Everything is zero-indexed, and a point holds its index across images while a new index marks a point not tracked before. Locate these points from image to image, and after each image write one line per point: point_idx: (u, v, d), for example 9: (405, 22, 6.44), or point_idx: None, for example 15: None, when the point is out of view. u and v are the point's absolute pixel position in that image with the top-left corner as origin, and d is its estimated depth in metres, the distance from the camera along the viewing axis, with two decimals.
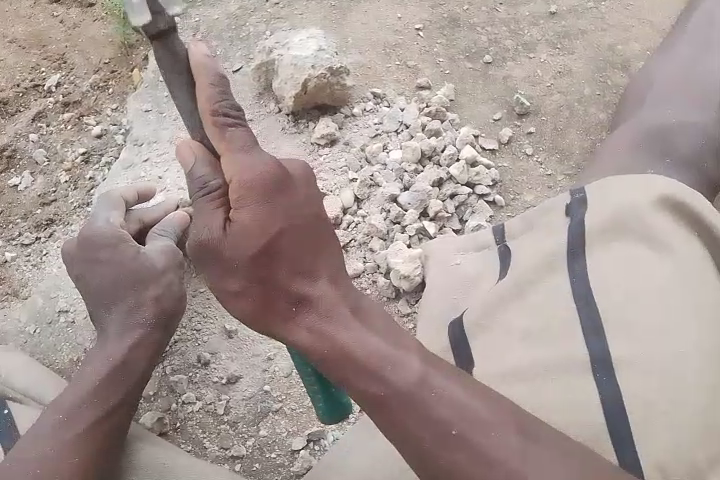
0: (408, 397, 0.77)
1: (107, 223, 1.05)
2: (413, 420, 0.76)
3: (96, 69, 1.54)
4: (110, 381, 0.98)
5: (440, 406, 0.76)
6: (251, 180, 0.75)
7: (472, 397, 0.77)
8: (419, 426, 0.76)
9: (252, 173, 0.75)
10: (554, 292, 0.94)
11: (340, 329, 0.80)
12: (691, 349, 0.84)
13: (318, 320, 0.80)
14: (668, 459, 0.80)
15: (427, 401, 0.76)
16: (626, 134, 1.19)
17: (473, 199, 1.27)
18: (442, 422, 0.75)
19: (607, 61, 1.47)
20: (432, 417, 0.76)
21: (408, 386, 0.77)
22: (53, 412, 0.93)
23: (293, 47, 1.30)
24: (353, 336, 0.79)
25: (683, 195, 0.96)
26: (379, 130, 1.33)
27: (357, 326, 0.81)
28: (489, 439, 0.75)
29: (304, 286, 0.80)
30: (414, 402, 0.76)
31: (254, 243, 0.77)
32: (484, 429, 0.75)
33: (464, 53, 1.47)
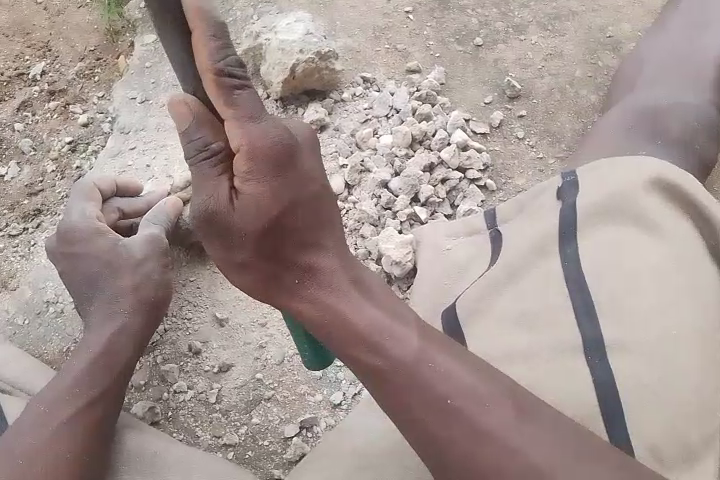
0: (403, 368, 0.75)
1: (84, 216, 1.06)
2: (410, 396, 0.75)
3: (82, 57, 1.52)
4: (97, 371, 0.97)
5: (436, 381, 0.74)
6: (257, 150, 0.67)
7: (468, 371, 0.76)
8: (418, 402, 0.74)
9: (259, 143, 0.67)
10: (547, 274, 0.94)
11: (343, 303, 0.78)
12: (683, 332, 0.85)
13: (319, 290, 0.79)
14: (661, 441, 0.80)
15: (425, 378, 0.75)
16: (618, 115, 1.18)
17: (464, 184, 1.25)
18: (434, 397, 0.74)
19: (599, 43, 1.46)
20: (429, 388, 0.74)
21: (406, 360, 0.76)
22: (37, 404, 0.92)
23: (280, 31, 1.29)
24: (354, 308, 0.78)
25: (675, 174, 0.95)
26: (368, 115, 1.31)
27: (357, 299, 0.79)
28: (483, 415, 0.73)
29: (308, 258, 0.78)
30: (412, 374, 0.75)
31: (263, 217, 0.72)
32: (480, 403, 0.74)
33: (455, 36, 1.45)
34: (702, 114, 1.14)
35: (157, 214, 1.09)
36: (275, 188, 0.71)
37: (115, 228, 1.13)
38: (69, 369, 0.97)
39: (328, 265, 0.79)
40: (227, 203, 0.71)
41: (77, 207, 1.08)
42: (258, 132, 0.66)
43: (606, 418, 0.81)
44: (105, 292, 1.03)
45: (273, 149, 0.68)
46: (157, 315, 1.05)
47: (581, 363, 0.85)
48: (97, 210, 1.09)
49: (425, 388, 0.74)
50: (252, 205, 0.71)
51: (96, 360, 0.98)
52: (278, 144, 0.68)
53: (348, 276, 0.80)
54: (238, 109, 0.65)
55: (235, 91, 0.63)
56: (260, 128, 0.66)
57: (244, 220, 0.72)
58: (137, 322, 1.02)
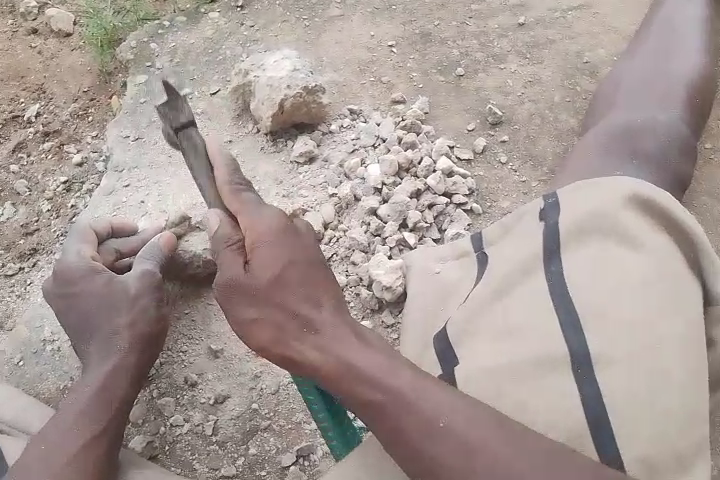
0: (395, 398, 0.80)
1: (78, 255, 1.09)
2: (404, 423, 0.79)
3: (75, 98, 1.56)
4: (94, 410, 0.98)
5: (425, 406, 0.79)
6: (262, 230, 0.84)
7: (458, 397, 0.80)
8: (410, 427, 0.79)
9: (262, 222, 0.85)
10: (534, 294, 0.95)
11: (338, 346, 0.84)
12: (668, 345, 0.87)
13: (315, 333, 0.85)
14: (652, 456, 0.82)
15: (415, 406, 0.79)
16: (596, 137, 1.21)
17: (451, 209, 1.28)
18: (427, 420, 0.78)
19: (576, 68, 1.50)
20: (421, 411, 0.79)
21: (401, 390, 0.81)
22: (35, 444, 0.93)
23: (268, 68, 1.33)
24: (349, 348, 0.84)
25: (653, 192, 0.98)
26: (356, 145, 1.35)
27: (353, 342, 0.85)
28: (477, 433, 0.77)
29: (308, 310, 0.86)
30: (403, 404, 0.80)
31: (271, 272, 0.84)
32: (468, 424, 0.78)
33: (437, 67, 1.50)
34: (677, 133, 1.18)
35: (148, 251, 1.11)
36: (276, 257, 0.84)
37: (111, 268, 1.15)
38: (65, 410, 0.98)
39: (325, 318, 0.86)
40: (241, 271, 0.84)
41: (73, 248, 1.11)
42: (260, 217, 0.85)
43: (594, 433, 0.83)
44: (101, 329, 1.05)
45: (275, 227, 0.85)
46: (152, 350, 1.07)
47: (570, 379, 0.86)
48: (93, 251, 1.12)
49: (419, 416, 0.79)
50: (262, 267, 0.84)
51: (92, 399, 0.99)
52: (274, 224, 0.85)
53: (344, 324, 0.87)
54: (245, 201, 0.86)
55: (240, 192, 0.87)
56: (263, 214, 0.86)
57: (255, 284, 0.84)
58: (133, 357, 1.04)
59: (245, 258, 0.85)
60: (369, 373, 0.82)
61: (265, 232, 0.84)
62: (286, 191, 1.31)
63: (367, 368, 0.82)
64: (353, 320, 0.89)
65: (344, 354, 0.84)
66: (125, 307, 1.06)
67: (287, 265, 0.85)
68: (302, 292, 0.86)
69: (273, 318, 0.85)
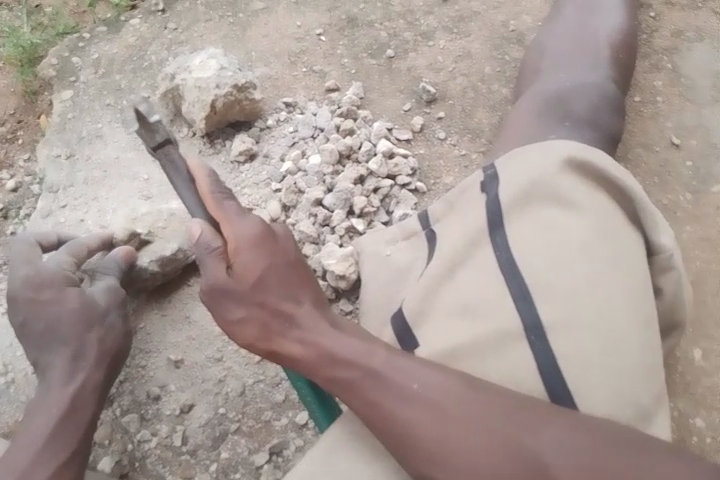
0: (377, 379, 0.84)
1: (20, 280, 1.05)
2: (381, 400, 0.82)
3: (2, 121, 1.51)
4: (56, 433, 0.95)
5: (404, 384, 0.82)
6: (243, 237, 0.90)
7: (433, 370, 0.83)
8: (386, 402, 0.82)
9: (243, 230, 0.90)
10: (481, 266, 0.95)
11: (320, 335, 0.88)
12: (613, 301, 0.89)
13: (297, 328, 0.89)
14: (609, 408, 0.85)
15: (393, 383, 0.83)
16: (530, 102, 1.22)
17: (396, 190, 1.28)
18: (407, 396, 0.82)
19: (504, 38, 1.52)
20: (402, 395, 0.82)
21: (376, 369, 0.84)
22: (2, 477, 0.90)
23: (194, 69, 1.30)
24: (327, 334, 0.88)
25: (586, 151, 0.99)
26: (295, 138, 1.33)
27: (330, 330, 0.89)
28: (451, 403, 0.80)
29: (290, 306, 0.90)
30: (382, 385, 0.83)
31: (254, 276, 0.90)
32: (442, 395, 0.81)
33: (367, 50, 1.49)
34: (604, 91, 1.20)
35: (109, 264, 1.10)
36: (258, 259, 0.90)
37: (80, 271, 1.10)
38: (25, 432, 0.95)
39: (307, 312, 0.90)
40: (225, 277, 0.90)
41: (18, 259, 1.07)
42: (242, 226, 0.91)
43: (552, 396, 0.86)
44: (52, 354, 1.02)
45: (254, 236, 0.90)
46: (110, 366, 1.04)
47: (523, 344, 0.88)
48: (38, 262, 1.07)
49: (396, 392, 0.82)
50: (243, 274, 0.90)
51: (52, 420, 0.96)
52: (256, 230, 0.91)
53: (323, 316, 0.90)
54: (228, 213, 0.91)
55: (222, 201, 0.91)
56: (243, 223, 0.91)
57: (239, 289, 0.89)
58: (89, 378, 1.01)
59: (228, 265, 0.90)
60: (349, 358, 0.85)
61: (245, 236, 0.90)
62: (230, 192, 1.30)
63: (347, 353, 0.86)
64: (330, 312, 0.92)
65: (323, 344, 0.87)
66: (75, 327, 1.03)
67: (269, 268, 0.90)
68: (285, 293, 0.91)
69: (260, 316, 0.89)
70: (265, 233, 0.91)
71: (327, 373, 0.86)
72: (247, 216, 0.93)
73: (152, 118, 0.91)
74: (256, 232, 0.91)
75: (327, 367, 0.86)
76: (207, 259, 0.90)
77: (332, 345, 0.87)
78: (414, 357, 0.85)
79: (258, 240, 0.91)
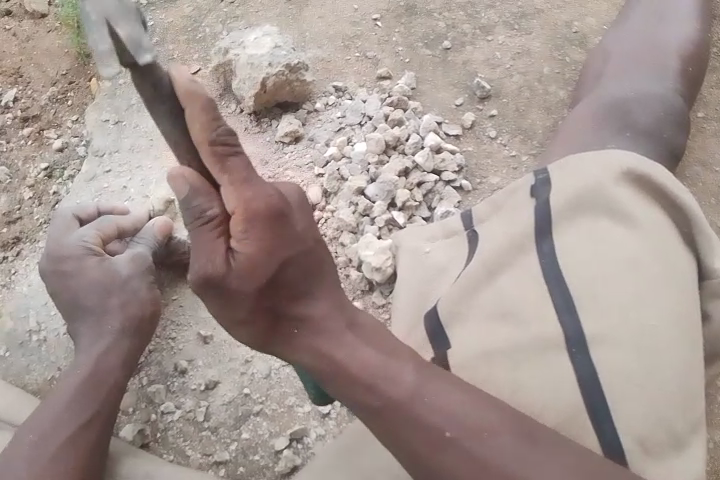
0: (402, 406, 0.72)
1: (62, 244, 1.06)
2: (404, 426, 0.72)
3: (54, 81, 1.52)
4: (82, 395, 0.95)
5: (432, 413, 0.72)
6: (250, 211, 0.65)
7: (473, 407, 0.73)
8: (408, 429, 0.72)
9: (253, 201, 0.65)
10: (526, 273, 0.93)
11: (335, 341, 0.76)
12: (660, 321, 0.86)
13: (310, 333, 0.75)
14: (648, 433, 0.81)
15: (419, 411, 0.72)
16: (587, 109, 1.19)
17: (440, 186, 1.26)
18: (435, 427, 0.71)
19: (565, 39, 1.47)
20: (426, 424, 0.71)
21: (405, 398, 0.72)
22: (26, 434, 0.90)
23: (248, 46, 1.30)
24: (347, 346, 0.75)
25: (644, 164, 0.97)
26: (342, 124, 1.32)
27: (351, 339, 0.76)
28: (486, 442, 0.70)
29: (304, 305, 0.75)
30: (407, 414, 0.72)
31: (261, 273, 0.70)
32: (478, 431, 0.71)
33: (423, 40, 1.46)
34: (668, 104, 1.16)
35: (145, 235, 1.12)
36: (270, 246, 0.68)
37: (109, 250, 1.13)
38: (55, 395, 0.95)
39: (322, 310, 0.76)
40: (223, 263, 0.69)
41: (57, 236, 1.08)
42: (249, 194, 0.65)
43: (590, 414, 0.82)
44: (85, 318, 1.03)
45: (268, 212, 0.66)
46: (142, 335, 1.04)
47: (564, 356, 0.85)
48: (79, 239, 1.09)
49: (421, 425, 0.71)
50: (249, 264, 0.69)
51: (84, 384, 0.96)
52: (270, 204, 0.66)
53: (340, 315, 0.77)
54: (233, 175, 0.64)
55: (225, 157, 0.63)
56: (253, 192, 0.65)
57: (242, 284, 0.70)
58: (119, 345, 1.01)
59: (229, 244, 0.70)
60: (368, 373, 0.74)
61: (253, 213, 0.66)
62: (272, 172, 1.29)
63: (368, 372, 0.74)
64: (349, 306, 0.79)
65: (339, 356, 0.75)
66: (110, 294, 1.03)
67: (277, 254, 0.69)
68: (297, 290, 0.74)
69: (267, 317, 0.74)
70: (280, 210, 0.67)
71: (345, 390, 0.74)
72: (258, 180, 0.67)
73: (141, 61, 0.61)
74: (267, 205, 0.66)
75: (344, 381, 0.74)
76: (201, 231, 0.68)
77: (349, 355, 0.75)
78: (447, 381, 0.75)
79: (269, 220, 0.67)
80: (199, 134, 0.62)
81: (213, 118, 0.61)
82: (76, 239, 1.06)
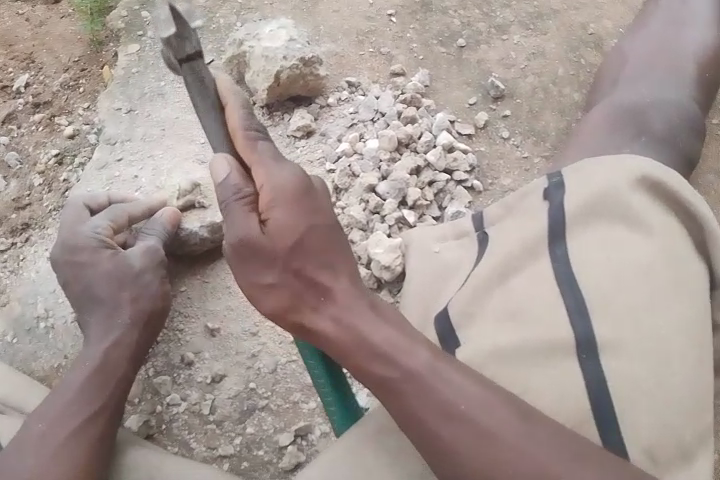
0: (417, 381, 0.76)
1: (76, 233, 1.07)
2: (417, 402, 0.75)
3: (66, 68, 1.52)
4: (88, 386, 0.95)
5: (444, 388, 0.76)
6: (279, 187, 0.77)
7: (481, 387, 0.76)
8: (421, 404, 0.75)
9: (280, 180, 0.77)
10: (537, 276, 0.93)
11: (357, 318, 0.79)
12: (671, 330, 0.85)
13: (331, 307, 0.80)
14: (655, 442, 0.81)
15: (432, 387, 0.76)
16: (602, 112, 1.18)
17: (451, 186, 1.26)
18: (448, 403, 0.75)
19: (581, 41, 1.47)
20: (437, 399, 0.75)
21: (418, 369, 0.76)
22: (34, 423, 0.90)
23: (263, 38, 1.29)
24: (364, 321, 0.79)
25: (659, 170, 0.96)
26: (354, 120, 1.31)
27: (369, 314, 0.80)
28: (490, 418, 0.74)
29: (326, 278, 0.80)
30: (420, 384, 0.76)
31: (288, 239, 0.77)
32: (485, 408, 0.75)
33: (438, 38, 1.46)
34: (684, 110, 1.15)
35: (155, 224, 1.11)
36: (295, 216, 0.78)
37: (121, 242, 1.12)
38: (58, 390, 0.94)
39: (342, 288, 0.81)
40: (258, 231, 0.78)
41: (68, 223, 1.09)
42: (275, 172, 0.78)
43: (597, 421, 0.81)
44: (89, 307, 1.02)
45: (294, 188, 0.78)
46: (149, 327, 1.04)
47: (574, 362, 0.85)
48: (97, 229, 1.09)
49: (433, 395, 0.75)
50: (276, 233, 0.77)
51: (90, 376, 0.96)
52: (295, 184, 0.78)
53: (359, 296, 0.81)
54: (263, 155, 0.79)
55: (256, 141, 0.79)
56: (280, 172, 0.78)
57: (270, 249, 0.78)
58: (127, 336, 1.01)
59: (259, 217, 0.79)
60: (385, 349, 0.77)
61: (280, 189, 0.77)
62: None
63: (382, 343, 0.77)
64: (368, 293, 0.83)
65: (360, 330, 0.78)
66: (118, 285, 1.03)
67: (304, 231, 0.78)
68: (323, 260, 0.80)
69: (292, 284, 0.79)
70: (305, 191, 0.79)
71: (363, 366, 0.78)
72: (283, 163, 0.79)
73: None
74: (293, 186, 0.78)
75: (364, 358, 0.77)
76: (234, 208, 0.79)
77: (368, 330, 0.78)
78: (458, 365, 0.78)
79: (296, 198, 0.78)
80: (236, 125, 0.79)
81: (246, 112, 0.80)
82: (89, 228, 1.07)
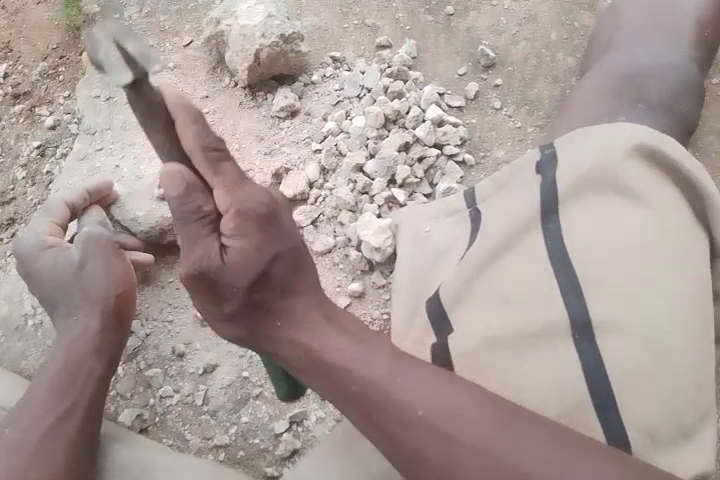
0: (381, 394, 0.73)
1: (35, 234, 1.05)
2: (385, 419, 0.72)
3: (44, 56, 1.48)
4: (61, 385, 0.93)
5: (409, 398, 0.72)
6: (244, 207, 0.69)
7: (440, 388, 0.73)
8: (389, 420, 0.72)
9: (246, 204, 0.69)
10: (530, 252, 0.89)
11: (318, 335, 0.77)
12: (671, 306, 0.82)
13: (291, 327, 0.78)
14: (654, 424, 0.78)
15: (397, 399, 0.72)
16: (597, 78, 1.13)
17: (442, 161, 1.22)
18: (412, 416, 0.71)
19: (574, 2, 1.40)
20: (404, 412, 0.71)
21: (378, 379, 0.73)
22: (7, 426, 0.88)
23: (241, 16, 1.24)
24: (322, 337, 0.77)
25: (654, 137, 0.91)
26: (340, 97, 1.27)
27: (328, 329, 0.78)
28: (466, 428, 0.70)
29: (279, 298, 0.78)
30: (384, 399, 0.72)
31: (256, 265, 0.73)
32: (452, 414, 0.71)
33: (425, 6, 1.39)
34: (682, 71, 1.10)
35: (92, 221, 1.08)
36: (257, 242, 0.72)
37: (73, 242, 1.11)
38: (33, 389, 0.93)
39: (299, 302, 0.79)
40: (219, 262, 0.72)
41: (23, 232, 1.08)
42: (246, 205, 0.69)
43: (594, 405, 0.79)
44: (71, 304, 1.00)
45: (260, 211, 0.70)
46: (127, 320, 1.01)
47: (570, 345, 0.82)
48: (56, 226, 1.08)
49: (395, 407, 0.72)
50: (237, 267, 0.73)
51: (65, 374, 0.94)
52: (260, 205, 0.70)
53: (318, 310, 0.79)
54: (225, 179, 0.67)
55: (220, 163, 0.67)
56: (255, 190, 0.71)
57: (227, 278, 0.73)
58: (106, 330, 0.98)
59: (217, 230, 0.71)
60: (344, 358, 0.75)
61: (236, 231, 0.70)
62: (268, 148, 1.24)
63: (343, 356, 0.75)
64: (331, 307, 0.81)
65: (319, 344, 0.77)
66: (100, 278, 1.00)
67: (274, 258, 0.74)
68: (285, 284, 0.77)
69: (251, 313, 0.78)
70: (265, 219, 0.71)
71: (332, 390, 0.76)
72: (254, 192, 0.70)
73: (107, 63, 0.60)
74: (259, 214, 0.70)
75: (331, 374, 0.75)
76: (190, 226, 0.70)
77: (325, 345, 0.77)
78: (422, 369, 0.75)
79: (248, 224, 0.70)
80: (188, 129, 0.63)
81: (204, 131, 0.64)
82: (32, 232, 1.05)
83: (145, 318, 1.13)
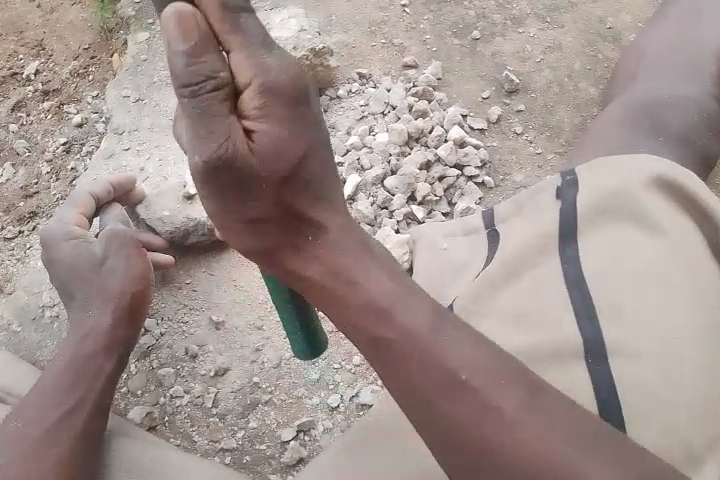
0: (418, 345, 0.71)
1: (62, 222, 1.06)
2: (422, 373, 0.70)
3: (76, 55, 1.51)
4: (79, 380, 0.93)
5: (449, 354, 0.70)
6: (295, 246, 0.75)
7: (477, 344, 0.72)
8: (423, 373, 0.70)
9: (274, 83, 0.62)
10: (546, 276, 0.90)
11: (358, 274, 0.75)
12: (684, 333, 0.83)
13: (329, 252, 0.75)
14: (664, 448, 0.78)
15: (438, 353, 0.71)
16: (620, 108, 1.15)
17: (462, 181, 1.24)
18: (449, 374, 0.70)
19: (598, 34, 1.43)
20: (442, 369, 0.70)
21: (418, 330, 0.72)
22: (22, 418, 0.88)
23: (273, 29, 1.28)
24: (366, 279, 0.75)
25: (670, 169, 0.94)
26: (365, 112, 1.29)
27: (371, 271, 0.75)
28: (503, 395, 0.69)
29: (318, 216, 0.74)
30: (419, 351, 0.71)
31: (289, 157, 0.67)
32: (491, 381, 0.69)
33: (452, 29, 1.42)
34: (703, 108, 1.12)
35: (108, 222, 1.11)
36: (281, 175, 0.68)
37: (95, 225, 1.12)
38: (41, 379, 0.93)
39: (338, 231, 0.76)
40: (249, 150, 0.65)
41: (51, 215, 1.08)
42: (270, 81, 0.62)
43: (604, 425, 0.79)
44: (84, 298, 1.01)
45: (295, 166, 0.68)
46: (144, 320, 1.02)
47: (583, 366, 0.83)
48: (82, 216, 1.08)
49: (433, 360, 0.70)
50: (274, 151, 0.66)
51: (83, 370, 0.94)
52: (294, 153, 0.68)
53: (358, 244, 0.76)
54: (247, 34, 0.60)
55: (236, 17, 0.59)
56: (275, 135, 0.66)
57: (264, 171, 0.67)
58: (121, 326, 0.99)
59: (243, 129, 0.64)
60: (382, 307, 0.73)
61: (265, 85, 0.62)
62: None
63: (383, 303, 0.73)
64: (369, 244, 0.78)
65: (358, 282, 0.74)
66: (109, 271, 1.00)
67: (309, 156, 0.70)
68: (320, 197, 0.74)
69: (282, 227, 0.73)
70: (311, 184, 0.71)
71: (364, 331, 0.73)
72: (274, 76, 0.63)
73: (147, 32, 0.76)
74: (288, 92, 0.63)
75: (369, 324, 0.73)
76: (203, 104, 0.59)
77: (364, 284, 0.74)
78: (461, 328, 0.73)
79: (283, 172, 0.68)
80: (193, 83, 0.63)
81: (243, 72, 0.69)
82: (57, 221, 1.06)
83: (160, 317, 1.14)
